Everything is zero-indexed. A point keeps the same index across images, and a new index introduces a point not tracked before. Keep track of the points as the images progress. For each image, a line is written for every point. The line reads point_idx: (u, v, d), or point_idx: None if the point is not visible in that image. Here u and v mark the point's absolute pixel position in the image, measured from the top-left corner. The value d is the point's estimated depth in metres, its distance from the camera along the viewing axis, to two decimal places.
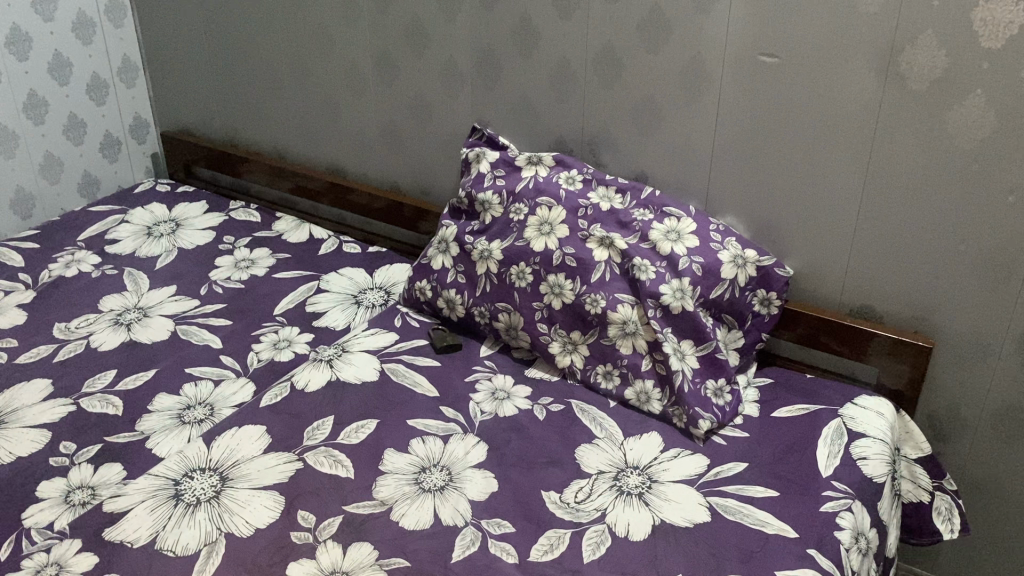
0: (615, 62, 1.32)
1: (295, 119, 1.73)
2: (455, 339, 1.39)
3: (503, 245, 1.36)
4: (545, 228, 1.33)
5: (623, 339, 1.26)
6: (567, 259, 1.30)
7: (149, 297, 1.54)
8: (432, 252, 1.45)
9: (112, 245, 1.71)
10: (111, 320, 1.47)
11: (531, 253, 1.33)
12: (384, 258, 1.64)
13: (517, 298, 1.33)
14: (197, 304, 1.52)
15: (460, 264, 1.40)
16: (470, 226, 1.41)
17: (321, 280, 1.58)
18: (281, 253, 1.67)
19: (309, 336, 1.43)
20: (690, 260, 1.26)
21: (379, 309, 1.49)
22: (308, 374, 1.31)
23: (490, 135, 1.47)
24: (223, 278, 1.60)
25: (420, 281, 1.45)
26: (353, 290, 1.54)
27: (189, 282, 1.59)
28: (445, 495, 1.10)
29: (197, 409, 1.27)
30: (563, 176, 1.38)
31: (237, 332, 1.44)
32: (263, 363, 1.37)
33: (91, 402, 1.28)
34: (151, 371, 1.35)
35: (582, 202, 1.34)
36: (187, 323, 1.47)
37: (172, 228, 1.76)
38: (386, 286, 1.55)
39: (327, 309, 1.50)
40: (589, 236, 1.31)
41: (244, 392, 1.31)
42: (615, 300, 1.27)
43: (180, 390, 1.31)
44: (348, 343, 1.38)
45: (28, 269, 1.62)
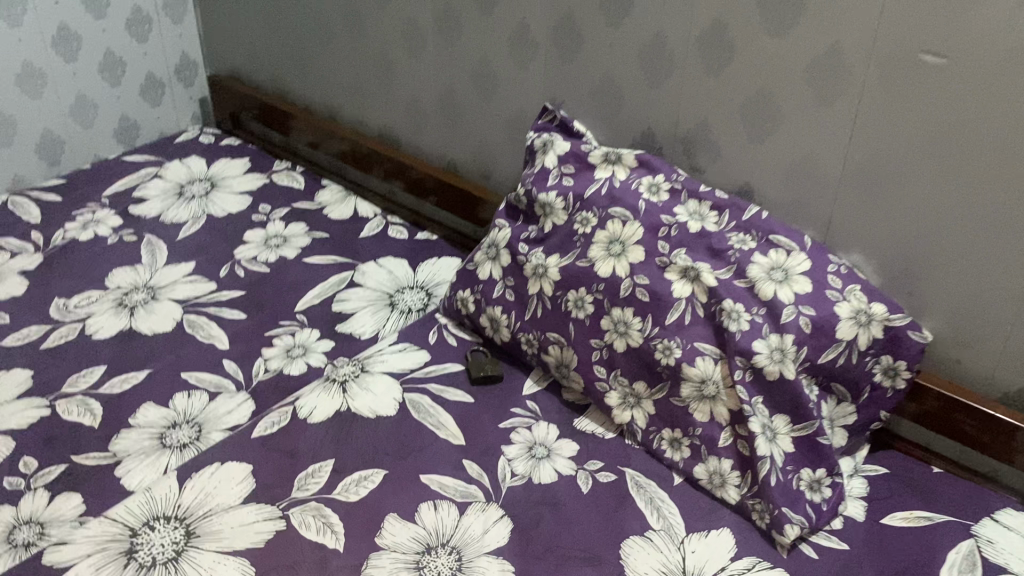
0: (725, 43, 1.02)
1: (347, 75, 1.50)
2: (498, 371, 1.14)
3: (563, 262, 1.10)
4: (614, 247, 1.07)
5: (698, 402, 1.00)
6: (639, 291, 1.04)
7: (162, 274, 1.35)
8: (479, 256, 1.21)
9: (137, 205, 1.53)
10: (115, 301, 1.29)
11: (595, 277, 1.07)
12: (432, 250, 1.41)
13: (572, 331, 1.08)
14: (213, 288, 1.33)
15: (510, 278, 1.15)
16: (526, 232, 1.16)
17: (355, 270, 1.36)
18: (319, 232, 1.46)
19: (328, 344, 1.21)
20: (796, 311, 0.98)
21: (414, 317, 1.26)
22: (315, 399, 1.10)
23: (564, 119, 1.20)
24: (249, 257, 1.40)
25: (462, 291, 1.21)
26: (390, 288, 1.32)
27: (210, 259, 1.39)
28: None
29: (182, 429, 1.08)
30: (646, 181, 1.10)
31: (249, 331, 1.24)
32: (269, 375, 1.16)
33: (68, 407, 1.10)
34: (143, 372, 1.17)
35: (666, 218, 1.07)
36: (196, 313, 1.27)
37: (206, 190, 1.57)
38: (428, 288, 1.32)
39: (355, 311, 1.28)
40: (670, 264, 1.04)
41: (241, 411, 1.11)
42: (694, 352, 1.00)
43: (169, 401, 1.12)
44: (368, 361, 1.16)
45: (42, 227, 1.46)
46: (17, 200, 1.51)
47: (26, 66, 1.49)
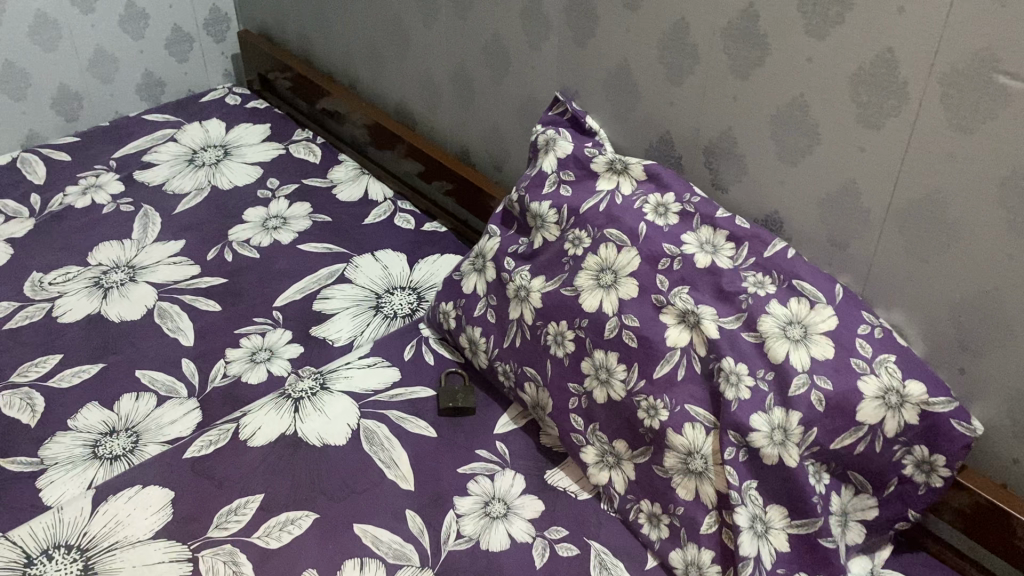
0: (754, 39, 0.82)
1: (366, 42, 1.36)
2: (470, 403, 1.00)
3: (547, 287, 0.94)
4: (604, 278, 0.90)
5: (683, 477, 0.84)
6: (626, 333, 0.87)
7: (148, 252, 1.27)
8: (466, 267, 1.06)
9: (143, 170, 1.44)
10: (91, 280, 1.22)
11: (579, 311, 0.90)
12: (436, 246, 1.26)
13: (549, 370, 0.93)
14: (195, 272, 1.23)
15: (492, 297, 1.00)
16: (515, 246, 1.01)
17: (349, 263, 1.23)
18: (321, 214, 1.33)
19: (297, 349, 1.10)
20: (810, 381, 0.79)
21: (396, 326, 1.13)
22: (262, 419, 0.99)
23: (575, 114, 1.02)
24: (242, 239, 1.29)
25: (444, 303, 1.07)
26: (379, 287, 1.19)
27: (201, 238, 1.29)
28: None
29: (118, 438, 0.99)
30: (654, 199, 0.92)
31: (219, 326, 1.14)
32: (226, 381, 1.06)
33: (10, 400, 1.03)
34: (97, 366, 1.08)
35: (669, 247, 0.89)
36: (169, 300, 1.18)
37: (217, 157, 1.47)
38: (420, 291, 1.18)
39: (335, 312, 1.15)
40: (666, 305, 0.87)
41: (185, 422, 1.01)
42: (683, 416, 0.83)
43: (114, 403, 1.03)
44: (330, 378, 1.04)
45: (43, 190, 1.39)
46: (26, 157, 1.45)
47: (39, 17, 1.42)
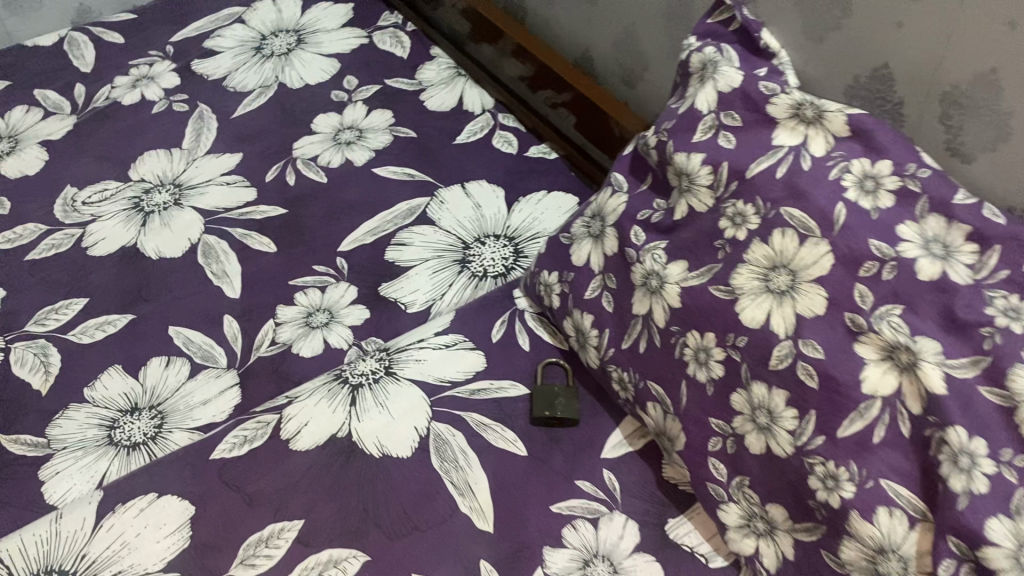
0: None
1: None
2: (571, 412, 0.77)
3: (689, 280, 0.68)
4: (772, 280, 0.64)
5: None
6: (802, 368, 0.61)
7: (199, 168, 1.05)
8: (577, 227, 0.80)
9: (203, 59, 1.21)
10: (130, 201, 1.02)
11: (734, 324, 0.65)
12: (543, 180, 1.00)
13: (683, 395, 0.68)
14: (250, 197, 1.01)
15: (611, 276, 0.75)
16: (646, 211, 0.74)
17: (433, 197, 0.99)
18: (404, 128, 1.08)
19: (361, 312, 0.88)
20: None
21: (486, 290, 0.90)
22: (310, 411, 0.78)
23: (746, 26, 0.73)
24: (308, 155, 1.06)
25: (547, 272, 0.82)
26: (467, 234, 0.95)
27: (261, 151, 1.07)
28: None
29: (139, 419, 0.81)
30: (858, 166, 0.63)
31: (271, 274, 0.93)
32: (272, 351, 0.85)
33: (23, 357, 0.86)
34: (126, 318, 0.90)
35: (875, 245, 0.60)
36: (216, 234, 0.97)
37: (289, 45, 1.22)
38: (517, 243, 0.94)
39: (412, 265, 0.93)
40: (866, 334, 0.59)
41: (219, 404, 0.82)
42: (877, 497, 0.58)
43: (140, 370, 0.85)
44: (396, 361, 0.82)
45: (89, 80, 1.19)
46: (74, 38, 1.24)
47: None
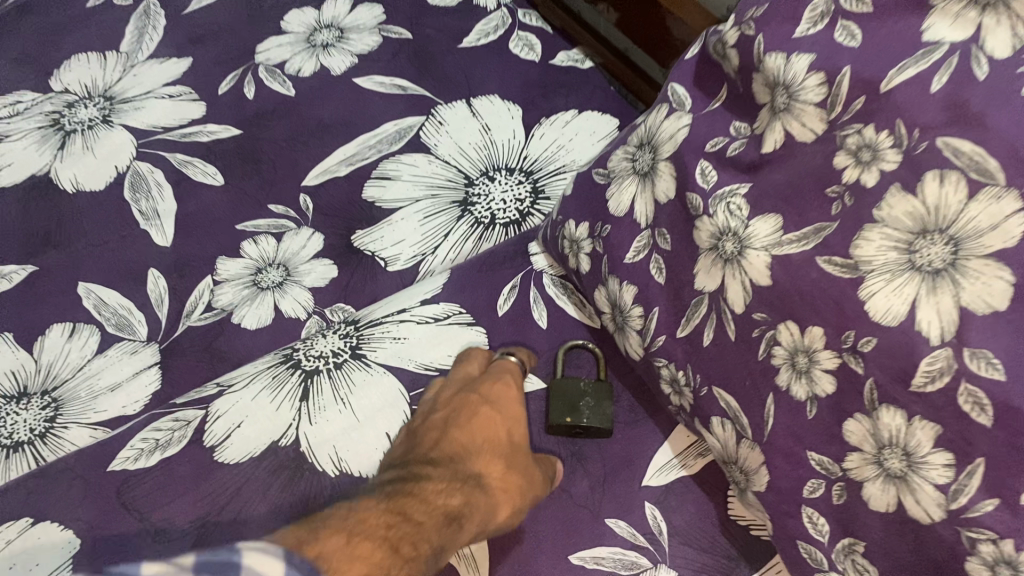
0: None
1: None
2: (603, 418, 0.56)
3: (783, 246, 0.46)
4: (919, 251, 0.40)
5: None
6: (965, 396, 0.39)
7: (137, 77, 0.83)
8: (618, 160, 0.57)
9: None
10: (48, 116, 0.80)
11: (855, 318, 0.42)
12: (573, 97, 0.77)
13: (768, 415, 0.47)
14: (197, 114, 0.79)
15: (665, 234, 0.53)
16: (718, 138, 0.51)
17: (430, 117, 0.76)
18: (397, 27, 0.83)
19: (326, 270, 0.67)
20: None
21: (494, 242, 0.68)
22: (246, 406, 0.58)
23: None
24: (274, 62, 0.82)
25: (573, 223, 0.60)
26: (470, 165, 0.72)
27: (216, 55, 0.84)
28: None
29: (25, 410, 0.61)
30: None
31: (214, 216, 0.71)
32: (209, 318, 0.65)
33: None
34: (27, 270, 0.69)
35: None
36: (150, 161, 0.76)
37: None
38: (536, 181, 0.71)
39: (397, 207, 0.71)
40: None
41: (132, 392, 0.62)
42: None
43: (35, 342, 0.65)
44: (367, 339, 0.61)
45: None
46: None
47: None
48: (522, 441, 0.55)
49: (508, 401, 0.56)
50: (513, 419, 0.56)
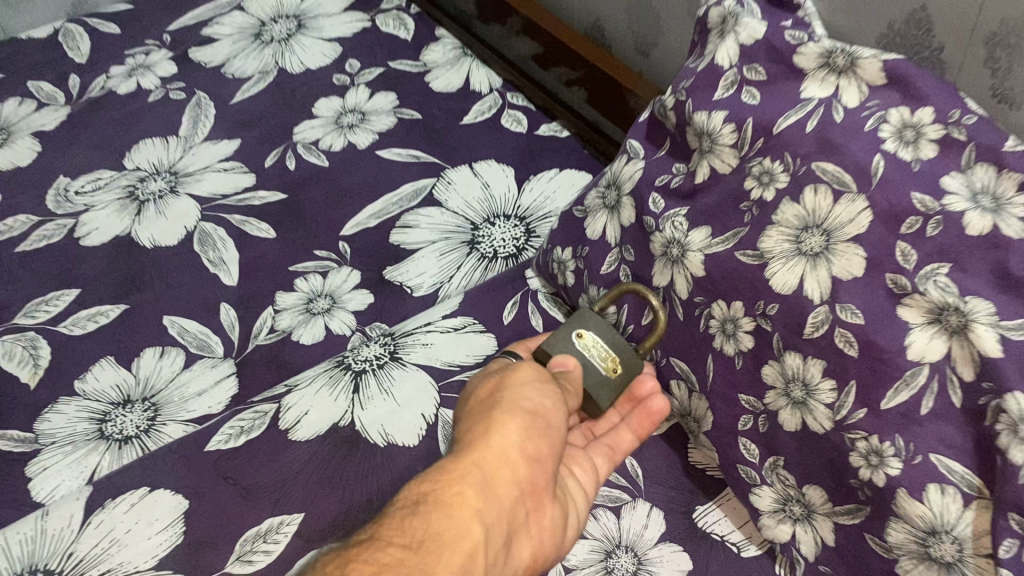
0: None
1: None
2: (605, 336, 0.67)
3: (712, 247, 0.63)
4: (804, 241, 0.58)
5: (917, 564, 0.54)
6: (840, 337, 0.56)
7: (196, 155, 1.01)
8: (591, 199, 0.75)
9: (202, 48, 1.17)
10: (125, 189, 0.98)
11: (764, 291, 0.60)
12: (555, 158, 0.96)
13: (709, 371, 0.64)
14: (248, 182, 0.97)
15: (629, 248, 0.70)
16: (664, 175, 0.69)
17: (440, 179, 0.94)
18: (408, 109, 1.03)
19: (364, 297, 0.84)
20: None
21: (496, 272, 0.85)
22: (312, 399, 0.74)
23: None
24: (310, 141, 1.01)
25: (560, 248, 0.77)
26: (476, 214, 0.90)
27: (260, 137, 1.02)
28: None
29: (131, 412, 0.76)
30: (897, 117, 0.57)
31: (271, 260, 0.88)
32: (271, 338, 0.81)
33: (11, 350, 0.82)
34: (120, 308, 0.85)
35: (918, 198, 0.54)
36: (213, 221, 0.93)
37: (291, 31, 1.18)
38: (529, 223, 0.89)
39: (418, 248, 0.88)
40: (913, 296, 0.53)
41: (215, 395, 0.77)
42: (927, 474, 0.53)
43: (133, 362, 0.81)
44: (403, 346, 0.77)
45: (85, 71, 1.16)
46: (70, 29, 1.22)
47: None
48: (505, 418, 0.57)
49: (488, 407, 0.59)
50: (526, 386, 0.61)
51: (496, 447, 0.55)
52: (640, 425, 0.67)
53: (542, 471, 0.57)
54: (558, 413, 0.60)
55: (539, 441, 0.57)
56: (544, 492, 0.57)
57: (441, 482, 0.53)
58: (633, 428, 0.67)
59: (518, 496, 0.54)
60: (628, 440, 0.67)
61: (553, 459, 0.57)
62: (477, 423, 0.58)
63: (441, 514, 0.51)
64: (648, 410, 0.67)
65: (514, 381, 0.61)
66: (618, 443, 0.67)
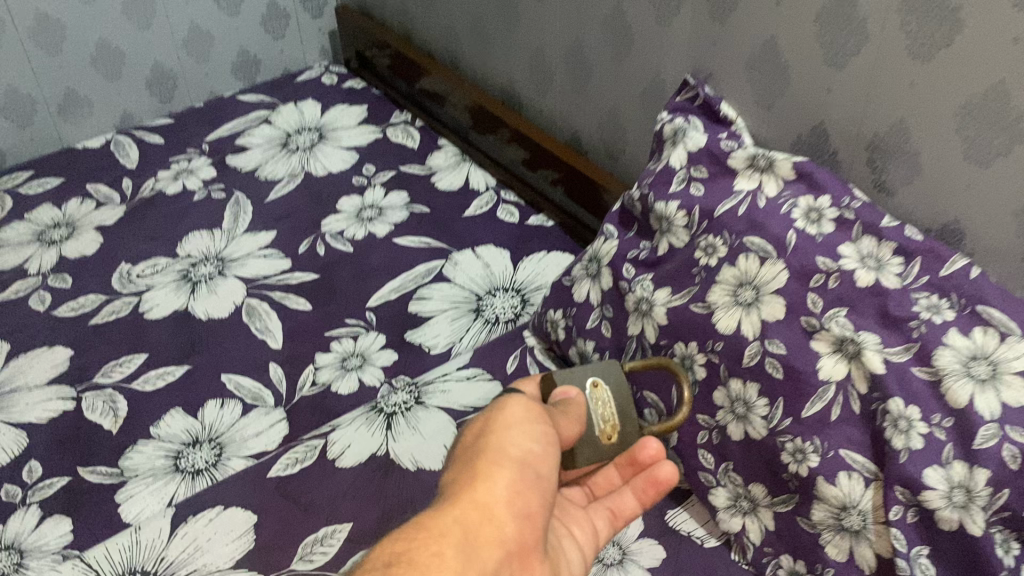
0: (943, 15, 0.67)
1: (470, 18, 1.27)
2: (616, 398, 0.68)
3: (673, 301, 0.82)
4: (741, 294, 0.78)
5: (834, 534, 0.71)
6: (770, 363, 0.75)
7: (238, 244, 1.20)
8: (577, 271, 0.95)
9: (237, 155, 1.38)
10: (180, 272, 1.15)
11: (712, 333, 0.78)
12: (543, 243, 1.16)
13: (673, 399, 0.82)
14: (284, 265, 1.15)
15: (608, 307, 0.89)
16: (635, 250, 0.89)
17: (448, 260, 1.13)
18: (418, 205, 1.23)
19: (390, 355, 1.01)
20: (1001, 434, 0.62)
21: (498, 333, 1.04)
22: (352, 435, 0.91)
23: (708, 101, 0.90)
24: (336, 231, 1.20)
25: (552, 311, 0.96)
26: (479, 288, 1.09)
27: (293, 229, 1.21)
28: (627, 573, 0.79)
29: (200, 450, 0.92)
30: (804, 203, 0.78)
31: (309, 328, 1.06)
32: (314, 390, 0.98)
33: (93, 403, 0.98)
34: (183, 368, 1.02)
35: (822, 261, 0.74)
36: (258, 297, 1.11)
37: (313, 141, 1.39)
38: (524, 294, 1.08)
39: (432, 316, 1.06)
40: (819, 331, 0.73)
41: (270, 434, 0.94)
42: (837, 464, 0.71)
43: (198, 411, 0.97)
44: (425, 393, 0.95)
45: (135, 175, 1.35)
46: (120, 140, 1.42)
47: None
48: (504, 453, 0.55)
49: (486, 440, 0.57)
50: (513, 430, 0.57)
51: (479, 499, 0.52)
52: (644, 493, 0.65)
53: (529, 528, 0.53)
54: (547, 460, 0.57)
55: (529, 494, 0.54)
56: (530, 553, 0.53)
57: (419, 539, 0.49)
58: (635, 492, 0.66)
59: (505, 556, 0.51)
60: (630, 505, 0.65)
61: (542, 509, 0.55)
62: (463, 472, 0.54)
63: (423, 571, 0.46)
64: (653, 479, 0.65)
65: (498, 425, 0.57)
66: (620, 506, 0.65)
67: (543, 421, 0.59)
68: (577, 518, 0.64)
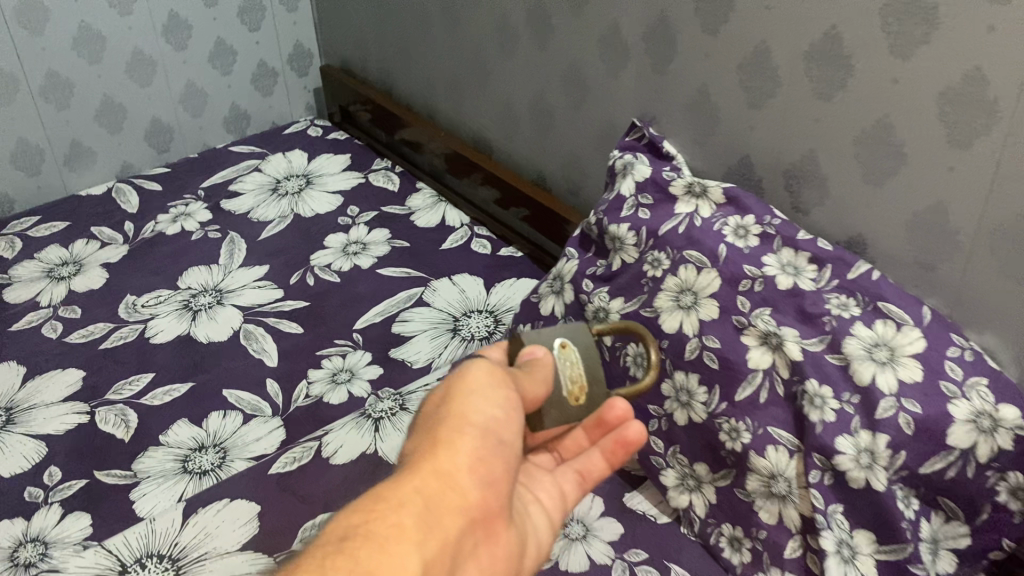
0: (837, 61, 0.82)
1: (444, 74, 1.41)
2: (582, 360, 0.71)
3: (626, 308, 0.95)
4: (683, 299, 0.90)
5: (766, 500, 0.82)
6: (707, 356, 0.87)
7: (234, 277, 1.31)
8: (543, 288, 1.07)
9: (230, 199, 1.50)
10: (181, 302, 1.26)
11: (659, 333, 0.91)
12: (513, 271, 1.28)
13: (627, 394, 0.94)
14: (277, 295, 1.27)
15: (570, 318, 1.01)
16: (593, 267, 1.02)
17: (427, 287, 1.26)
18: (399, 240, 1.36)
19: (377, 370, 1.13)
20: (898, 404, 0.75)
21: (473, 349, 1.15)
22: (344, 437, 1.01)
23: (652, 140, 1.04)
24: (325, 264, 1.32)
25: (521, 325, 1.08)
26: (455, 310, 1.21)
27: (285, 263, 1.33)
28: (590, 546, 0.90)
29: (206, 454, 1.02)
30: (734, 222, 0.93)
31: (302, 348, 1.17)
32: (308, 401, 1.09)
33: (106, 417, 1.08)
34: (187, 385, 1.12)
35: (749, 269, 0.88)
36: (254, 322, 1.22)
37: (301, 186, 1.52)
38: (496, 315, 1.20)
39: (413, 335, 1.18)
40: (748, 327, 0.85)
41: (269, 439, 1.04)
42: (766, 439, 0.82)
43: (203, 421, 1.07)
44: (409, 400, 1.06)
45: (136, 218, 1.46)
46: (121, 187, 1.54)
47: (136, 54, 1.52)
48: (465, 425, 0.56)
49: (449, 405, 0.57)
50: (476, 397, 0.58)
51: (443, 466, 0.53)
52: (612, 454, 0.69)
53: (494, 491, 0.55)
54: (511, 425, 0.58)
55: (492, 459, 0.55)
56: (497, 515, 0.55)
57: (377, 513, 0.49)
58: (605, 454, 0.69)
59: (469, 523, 0.52)
60: (599, 467, 0.69)
61: (507, 471, 0.56)
62: (422, 442, 0.55)
63: (385, 544, 0.47)
64: (623, 439, 0.69)
65: (459, 391, 0.58)
66: (590, 467, 0.69)
67: (505, 386, 0.60)
68: (546, 484, 0.67)
